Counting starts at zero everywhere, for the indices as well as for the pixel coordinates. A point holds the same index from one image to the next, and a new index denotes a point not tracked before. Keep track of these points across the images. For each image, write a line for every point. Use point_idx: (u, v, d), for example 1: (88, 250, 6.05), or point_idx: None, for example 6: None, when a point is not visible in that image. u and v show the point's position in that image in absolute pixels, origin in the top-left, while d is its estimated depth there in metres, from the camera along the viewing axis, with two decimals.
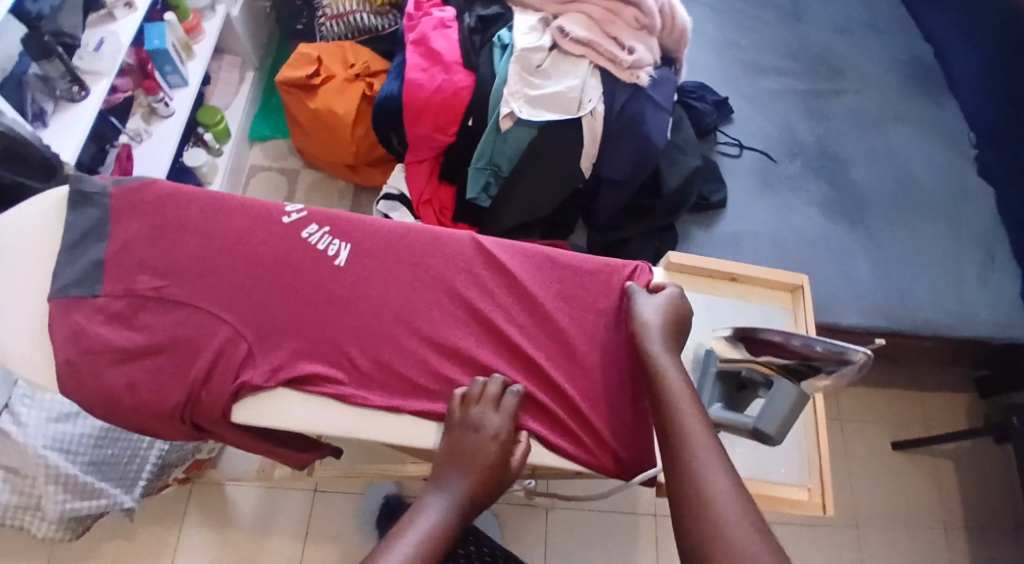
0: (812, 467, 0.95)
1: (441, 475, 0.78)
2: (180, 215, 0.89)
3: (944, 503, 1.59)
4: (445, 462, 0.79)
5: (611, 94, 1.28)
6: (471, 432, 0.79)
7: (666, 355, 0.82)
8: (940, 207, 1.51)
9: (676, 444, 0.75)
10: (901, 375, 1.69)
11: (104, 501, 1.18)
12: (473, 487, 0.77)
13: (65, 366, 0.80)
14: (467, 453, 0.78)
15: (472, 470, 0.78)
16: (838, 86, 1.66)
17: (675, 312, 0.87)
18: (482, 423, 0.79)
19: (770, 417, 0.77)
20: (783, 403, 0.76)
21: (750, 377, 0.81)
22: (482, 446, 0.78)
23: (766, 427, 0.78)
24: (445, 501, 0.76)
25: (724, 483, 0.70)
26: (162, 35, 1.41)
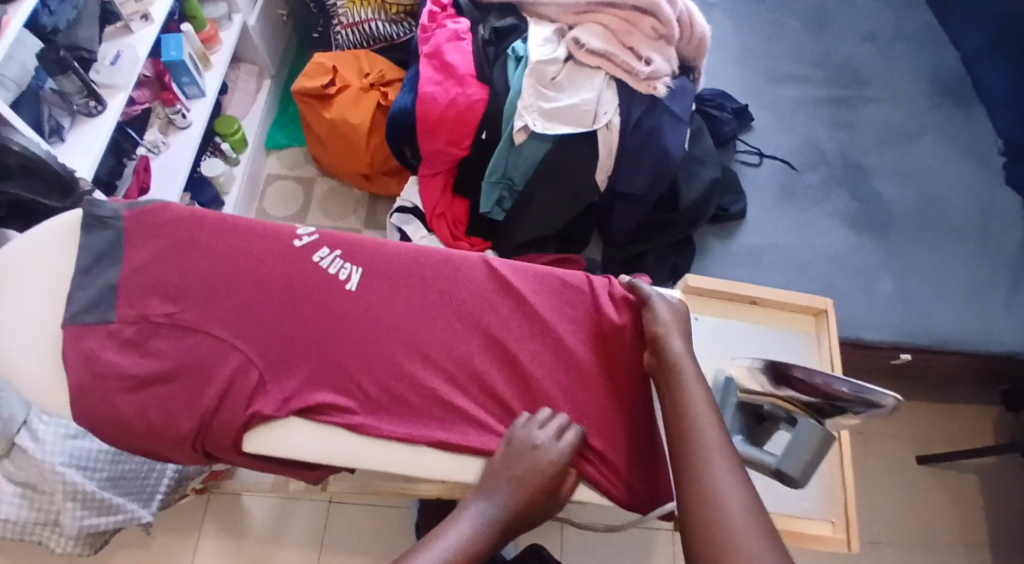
0: (836, 501, 0.94)
1: (489, 483, 0.78)
2: (191, 237, 0.88)
3: (969, 521, 1.56)
4: (496, 472, 0.78)
5: (628, 107, 1.25)
6: (528, 449, 0.79)
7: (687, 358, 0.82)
8: (967, 219, 1.47)
9: (694, 462, 0.73)
10: (923, 387, 1.65)
11: (121, 517, 1.19)
12: (522, 501, 0.76)
13: (77, 393, 0.80)
14: (522, 467, 0.78)
15: (524, 485, 0.77)
16: (862, 93, 1.62)
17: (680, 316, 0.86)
18: (542, 443, 0.80)
19: (793, 458, 0.76)
20: (808, 443, 0.75)
21: (771, 412, 0.80)
22: (539, 465, 0.78)
23: (790, 469, 0.76)
24: (488, 511, 0.75)
25: (742, 507, 0.68)
26: (179, 46, 1.40)
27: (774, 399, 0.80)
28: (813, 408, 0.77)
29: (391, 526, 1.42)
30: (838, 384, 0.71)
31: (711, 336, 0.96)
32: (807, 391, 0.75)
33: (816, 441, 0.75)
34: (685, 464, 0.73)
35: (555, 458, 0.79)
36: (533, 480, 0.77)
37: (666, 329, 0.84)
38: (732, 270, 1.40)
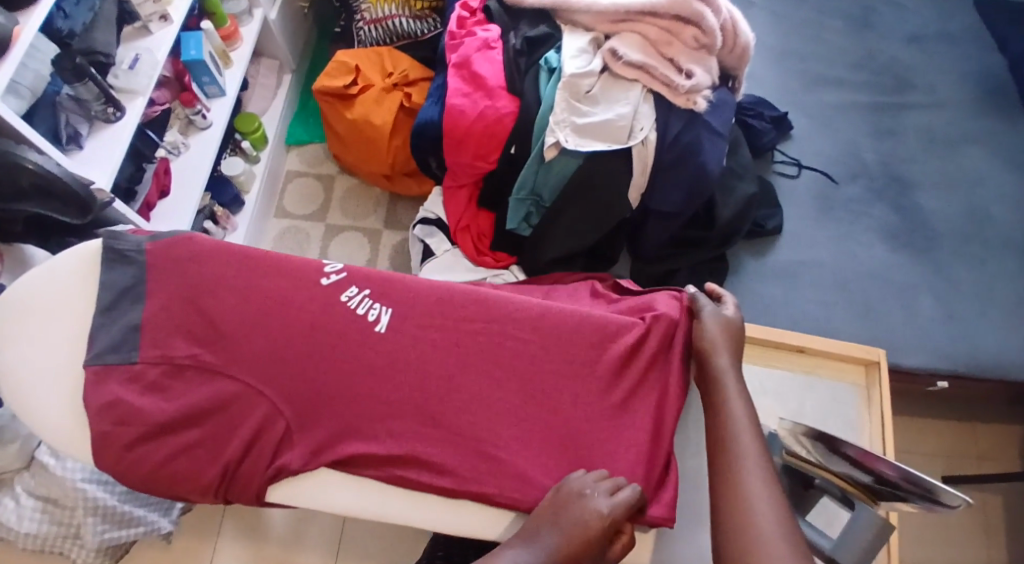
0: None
1: (534, 531, 0.74)
2: (214, 273, 0.85)
3: (996, 542, 1.52)
4: (544, 520, 0.74)
5: (665, 123, 1.20)
6: (577, 498, 0.75)
7: (733, 378, 0.81)
8: (1011, 239, 1.41)
9: (734, 501, 0.71)
10: (955, 405, 1.60)
11: (142, 529, 1.20)
12: (563, 552, 0.72)
13: (99, 439, 0.78)
14: (567, 515, 0.74)
15: (568, 535, 0.73)
16: (907, 101, 1.55)
17: (729, 330, 0.85)
18: (592, 493, 0.75)
19: (847, 545, 0.78)
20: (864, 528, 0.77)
21: (822, 485, 0.81)
22: (588, 515, 0.73)
23: (843, 556, 0.78)
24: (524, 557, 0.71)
25: (782, 553, 0.67)
26: (198, 45, 1.36)
27: (823, 472, 0.80)
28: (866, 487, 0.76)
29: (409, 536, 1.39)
30: (887, 468, 0.70)
31: (757, 386, 1.00)
32: (857, 468, 0.74)
33: (872, 528, 0.77)
34: (725, 505, 0.71)
35: (606, 510, 0.74)
36: (581, 531, 0.73)
37: (714, 344, 0.83)
38: (767, 288, 1.36)
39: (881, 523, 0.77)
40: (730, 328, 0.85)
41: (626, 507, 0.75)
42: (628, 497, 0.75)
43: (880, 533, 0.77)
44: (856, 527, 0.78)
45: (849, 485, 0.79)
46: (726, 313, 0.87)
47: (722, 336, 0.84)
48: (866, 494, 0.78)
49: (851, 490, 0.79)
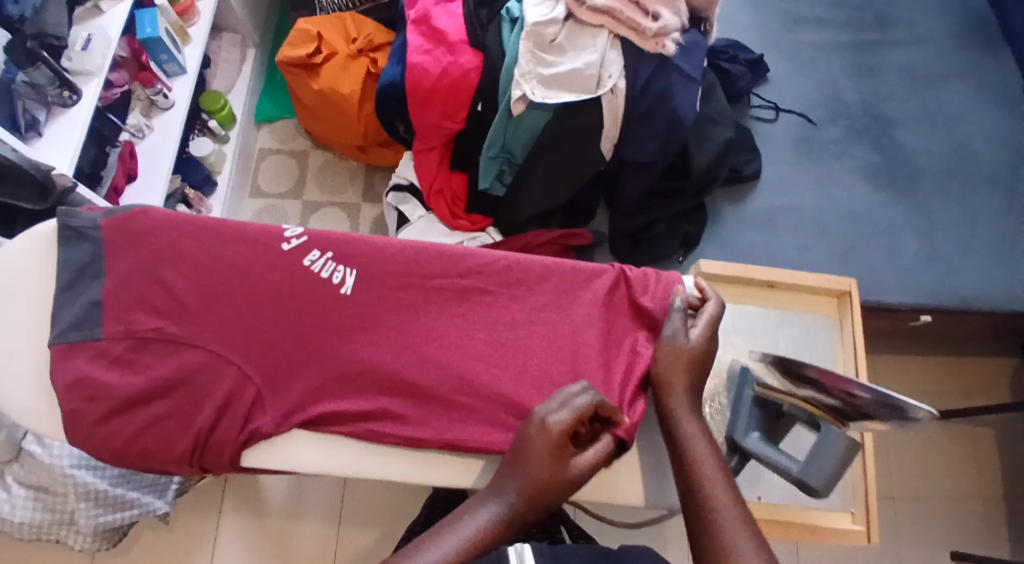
0: (856, 493, 0.91)
1: (501, 478, 0.75)
2: (174, 243, 0.83)
3: (985, 474, 1.53)
4: (508, 461, 0.75)
5: (634, 69, 1.16)
6: (534, 423, 0.76)
7: (684, 399, 0.78)
8: (993, 173, 1.39)
9: (698, 502, 0.70)
10: (943, 341, 1.58)
11: (137, 511, 1.19)
12: (529, 491, 0.72)
13: (69, 418, 0.77)
14: (527, 447, 0.74)
15: (534, 468, 0.73)
16: (885, 37, 1.52)
17: (689, 357, 0.80)
18: (546, 414, 0.75)
19: (818, 467, 0.74)
20: (834, 453, 0.74)
21: (792, 412, 0.78)
22: (543, 438, 0.73)
23: (814, 478, 0.74)
24: (494, 511, 0.72)
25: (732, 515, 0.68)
26: (153, 21, 1.33)
27: (794, 398, 0.78)
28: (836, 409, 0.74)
29: (405, 502, 1.39)
30: (862, 392, 0.68)
31: (731, 324, 0.93)
32: (829, 395, 0.72)
33: (842, 448, 0.73)
34: (689, 507, 0.70)
35: (561, 421, 0.74)
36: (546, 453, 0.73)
37: (671, 373, 0.79)
38: (747, 235, 1.34)
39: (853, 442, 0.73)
40: (690, 355, 0.80)
41: (583, 417, 0.75)
42: (586, 404, 0.75)
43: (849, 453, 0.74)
44: (826, 446, 0.74)
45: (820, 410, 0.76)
46: (690, 336, 0.82)
47: (684, 363, 0.80)
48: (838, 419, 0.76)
49: (821, 415, 0.76)
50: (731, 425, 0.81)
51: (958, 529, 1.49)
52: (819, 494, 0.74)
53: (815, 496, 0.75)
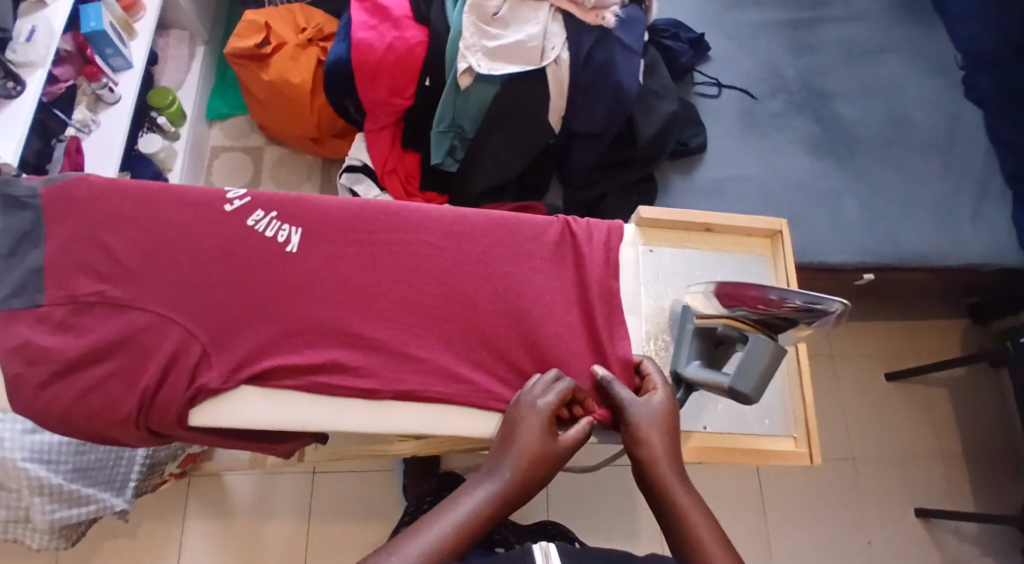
0: (797, 418, 0.93)
1: (488, 466, 0.73)
2: (113, 209, 0.83)
3: (942, 432, 1.56)
4: (496, 450, 0.74)
5: (577, 40, 1.18)
6: (524, 408, 0.76)
7: (666, 442, 0.75)
8: (928, 138, 1.44)
9: (679, 524, 0.71)
10: (895, 307, 1.63)
11: (93, 507, 1.16)
12: (523, 465, 0.71)
13: (12, 383, 0.76)
14: (518, 430, 0.74)
15: (526, 444, 0.73)
16: (823, 13, 1.56)
17: (666, 417, 0.77)
18: (536, 399, 0.77)
19: (746, 376, 0.77)
20: (760, 358, 0.77)
21: (725, 333, 0.82)
22: (535, 421, 0.74)
23: (743, 385, 0.76)
24: (488, 487, 0.70)
25: (702, 518, 0.71)
26: (98, 16, 1.32)
27: (726, 320, 0.82)
28: (765, 324, 0.81)
29: (372, 492, 1.37)
30: (791, 298, 0.77)
31: (672, 267, 0.94)
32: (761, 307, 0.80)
33: (768, 354, 0.77)
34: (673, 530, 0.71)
35: (546, 401, 0.76)
36: (534, 431, 0.73)
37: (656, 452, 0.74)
38: (697, 205, 1.35)
39: (777, 347, 0.77)
40: (665, 416, 0.77)
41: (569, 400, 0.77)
42: (568, 385, 0.78)
43: (774, 359, 0.77)
44: (752, 354, 0.77)
45: (748, 325, 0.81)
46: (657, 402, 0.78)
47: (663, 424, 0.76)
48: (767, 332, 0.81)
49: (749, 328, 0.80)
50: (676, 353, 0.86)
51: (920, 488, 1.51)
52: (750, 400, 0.77)
53: (747, 404, 0.78)
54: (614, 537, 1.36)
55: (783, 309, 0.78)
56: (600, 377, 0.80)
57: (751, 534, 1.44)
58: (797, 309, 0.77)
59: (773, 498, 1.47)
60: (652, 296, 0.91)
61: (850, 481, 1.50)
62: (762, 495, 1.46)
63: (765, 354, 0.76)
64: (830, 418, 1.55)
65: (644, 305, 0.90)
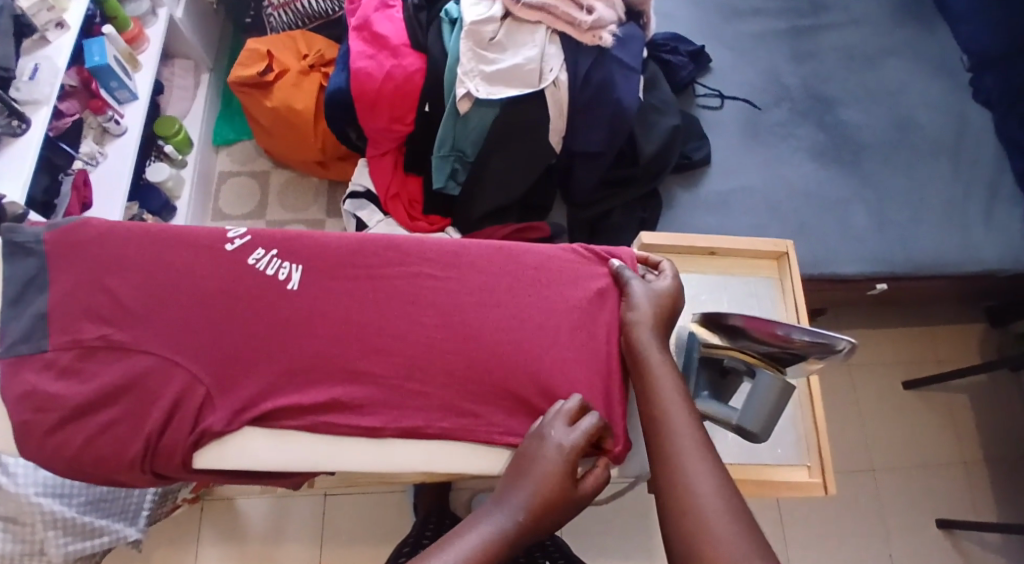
0: (810, 446, 0.94)
1: (501, 498, 0.73)
2: (116, 253, 0.84)
3: (961, 440, 1.53)
4: (510, 482, 0.74)
5: (574, 61, 1.18)
6: (539, 442, 0.76)
7: (655, 345, 0.81)
8: (936, 142, 1.43)
9: (686, 524, 0.67)
10: (908, 312, 1.61)
11: (107, 538, 1.18)
12: (535, 506, 0.72)
13: (20, 430, 0.77)
14: (533, 466, 0.74)
15: (542, 486, 0.72)
16: (824, 19, 1.55)
17: (668, 302, 0.86)
18: (553, 434, 0.76)
19: (754, 414, 0.80)
20: (767, 398, 0.80)
21: (732, 365, 0.83)
22: (550, 457, 0.74)
23: (751, 423, 0.80)
24: (491, 525, 0.70)
25: (720, 511, 0.67)
26: (102, 49, 1.33)
27: (732, 352, 0.83)
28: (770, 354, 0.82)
29: (385, 515, 1.37)
30: (799, 335, 0.77)
31: None
32: (767, 341, 0.79)
33: (775, 392, 0.79)
34: (677, 535, 0.67)
35: (571, 441, 0.75)
36: (554, 472, 0.73)
37: (645, 329, 0.83)
38: (703, 218, 1.34)
39: (785, 385, 0.79)
40: (667, 304, 0.85)
41: (590, 436, 0.76)
42: (593, 424, 0.76)
43: (783, 395, 0.80)
44: (760, 393, 0.80)
45: (755, 357, 0.82)
46: (660, 286, 0.87)
47: (661, 316, 0.84)
48: (774, 365, 0.82)
49: (757, 362, 0.81)
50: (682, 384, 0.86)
51: (940, 498, 1.49)
52: (758, 437, 0.81)
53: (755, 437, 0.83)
54: (630, 556, 1.35)
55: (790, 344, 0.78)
56: (614, 267, 0.90)
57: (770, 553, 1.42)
58: (805, 346, 0.77)
59: (791, 512, 1.45)
60: None
61: (869, 493, 1.48)
62: (779, 509, 1.45)
63: (772, 394, 0.79)
64: (847, 429, 1.52)
65: None
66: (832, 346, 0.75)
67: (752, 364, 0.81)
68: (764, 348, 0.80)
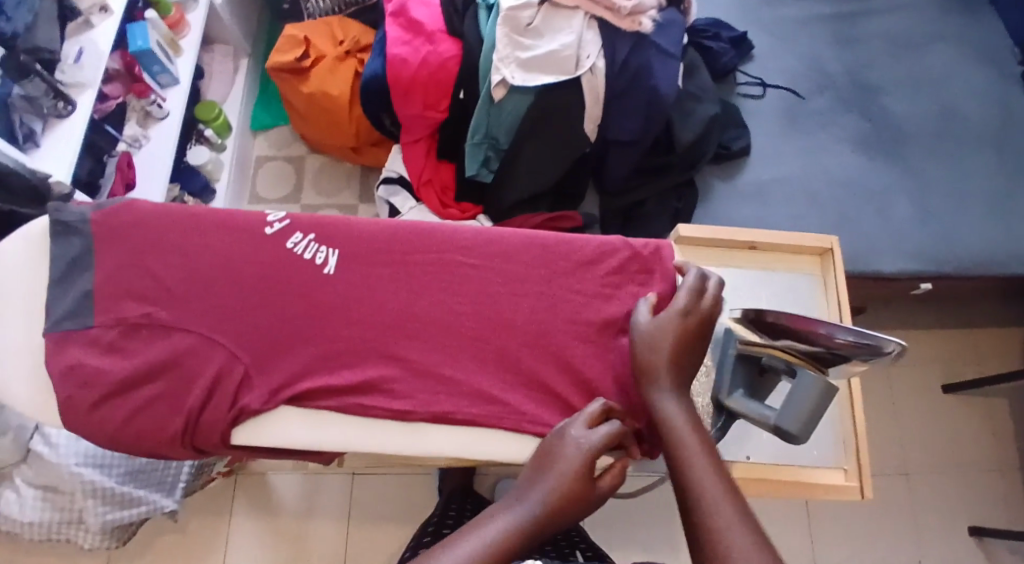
0: (848, 449, 0.93)
1: (516, 497, 0.72)
2: (159, 234, 0.86)
3: (999, 444, 1.50)
4: (525, 481, 0.73)
5: (612, 46, 1.17)
6: (559, 441, 0.75)
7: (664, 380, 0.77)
8: (986, 136, 1.38)
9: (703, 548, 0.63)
10: (949, 311, 1.57)
11: (144, 508, 1.21)
12: (549, 504, 0.70)
13: (65, 404, 0.80)
14: (551, 464, 0.73)
15: (557, 483, 0.71)
16: (871, 7, 1.51)
17: (687, 328, 0.79)
18: (573, 433, 0.75)
19: (793, 413, 0.78)
20: (807, 397, 0.78)
21: (770, 363, 0.83)
22: (569, 454, 0.73)
23: (790, 424, 0.78)
24: (504, 522, 0.69)
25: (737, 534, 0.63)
26: (144, 35, 1.36)
27: (771, 351, 0.83)
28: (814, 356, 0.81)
29: (413, 498, 1.39)
30: (843, 334, 0.76)
31: None
32: (811, 341, 0.79)
33: (817, 392, 0.77)
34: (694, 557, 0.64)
35: (591, 442, 0.74)
36: (570, 472, 0.72)
37: (661, 360, 0.77)
38: (739, 209, 1.32)
39: (828, 385, 0.77)
40: (687, 327, 0.79)
41: (608, 438, 0.75)
42: (612, 428, 0.75)
43: (825, 396, 0.78)
44: (800, 392, 0.78)
45: (798, 358, 0.81)
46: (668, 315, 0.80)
47: (677, 342, 0.78)
48: (816, 367, 0.81)
49: (798, 362, 0.80)
50: (718, 384, 0.87)
51: (974, 503, 1.46)
52: (797, 438, 0.79)
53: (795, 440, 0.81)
54: (655, 548, 1.35)
55: (834, 345, 0.77)
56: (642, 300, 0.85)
57: (796, 551, 1.41)
58: (849, 347, 0.76)
59: (819, 509, 1.43)
60: None
61: (899, 493, 1.46)
62: (806, 506, 1.43)
63: (812, 393, 0.77)
64: (880, 427, 1.50)
65: None
66: (876, 347, 0.74)
67: (791, 363, 0.81)
68: (807, 349, 0.80)
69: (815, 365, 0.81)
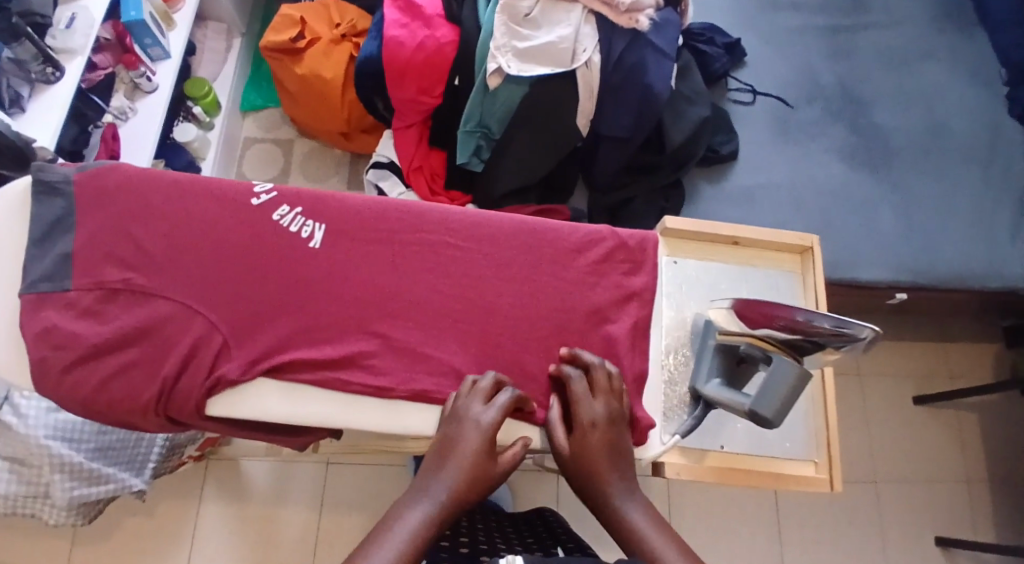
0: (820, 442, 0.93)
1: (423, 481, 0.73)
2: (143, 200, 0.85)
3: (967, 458, 1.52)
4: (430, 464, 0.74)
5: (608, 42, 1.17)
6: (458, 417, 0.76)
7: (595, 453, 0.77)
8: (968, 152, 1.40)
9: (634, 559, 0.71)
10: (926, 325, 1.59)
11: (111, 486, 1.19)
12: (459, 487, 0.72)
13: (38, 366, 0.78)
14: (456, 444, 0.74)
15: (466, 464, 0.73)
16: (863, 21, 1.53)
17: (604, 429, 0.78)
18: (472, 410, 0.76)
19: (768, 397, 0.78)
20: (783, 382, 0.77)
21: (748, 352, 0.83)
22: (470, 432, 0.75)
23: (766, 407, 0.78)
24: (422, 510, 0.70)
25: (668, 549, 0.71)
26: (137, 5, 1.32)
27: (749, 338, 0.83)
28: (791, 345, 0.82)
29: (386, 488, 1.38)
30: (821, 321, 0.77)
31: (696, 278, 0.97)
32: (788, 329, 0.80)
33: (793, 376, 0.77)
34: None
35: (489, 417, 0.76)
36: (471, 461, 0.73)
37: (587, 466, 0.77)
38: (724, 212, 1.33)
39: (803, 371, 0.77)
40: (609, 432, 0.78)
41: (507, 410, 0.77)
42: (509, 399, 0.77)
43: (799, 382, 0.78)
44: (776, 377, 0.78)
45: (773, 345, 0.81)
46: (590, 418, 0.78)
47: (600, 449, 0.77)
48: (791, 353, 0.81)
49: (774, 348, 0.80)
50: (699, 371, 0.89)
51: (941, 514, 1.47)
52: (772, 422, 0.78)
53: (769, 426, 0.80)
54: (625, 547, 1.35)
55: (811, 332, 0.78)
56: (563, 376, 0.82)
57: (766, 556, 1.41)
58: (826, 334, 0.78)
59: (790, 515, 1.44)
60: (674, 307, 0.94)
61: (868, 503, 1.47)
62: (777, 512, 1.44)
63: (788, 378, 0.77)
64: (852, 437, 1.51)
65: (666, 316, 0.94)
66: (852, 334, 0.76)
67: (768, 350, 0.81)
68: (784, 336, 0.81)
69: (790, 352, 0.81)
